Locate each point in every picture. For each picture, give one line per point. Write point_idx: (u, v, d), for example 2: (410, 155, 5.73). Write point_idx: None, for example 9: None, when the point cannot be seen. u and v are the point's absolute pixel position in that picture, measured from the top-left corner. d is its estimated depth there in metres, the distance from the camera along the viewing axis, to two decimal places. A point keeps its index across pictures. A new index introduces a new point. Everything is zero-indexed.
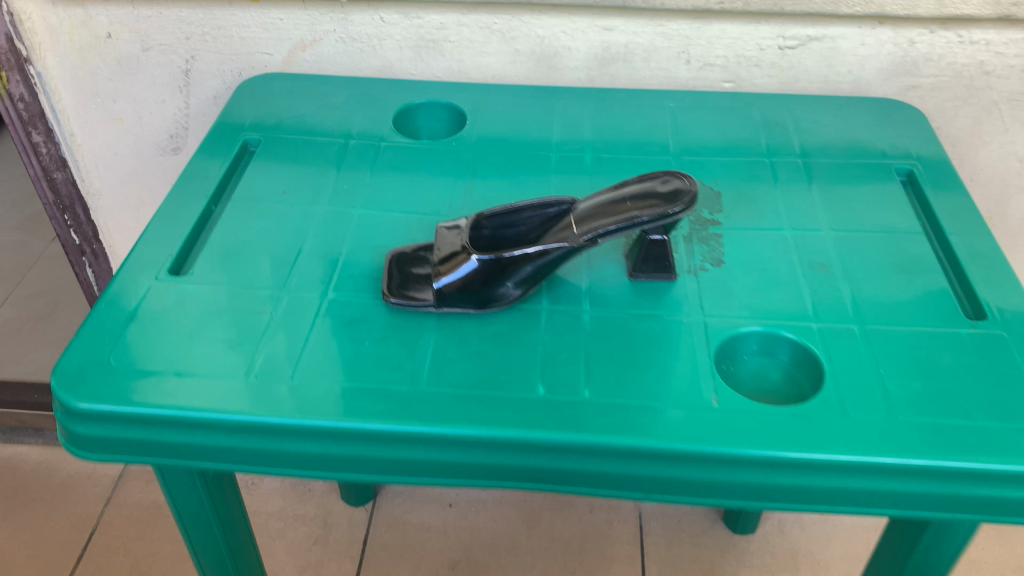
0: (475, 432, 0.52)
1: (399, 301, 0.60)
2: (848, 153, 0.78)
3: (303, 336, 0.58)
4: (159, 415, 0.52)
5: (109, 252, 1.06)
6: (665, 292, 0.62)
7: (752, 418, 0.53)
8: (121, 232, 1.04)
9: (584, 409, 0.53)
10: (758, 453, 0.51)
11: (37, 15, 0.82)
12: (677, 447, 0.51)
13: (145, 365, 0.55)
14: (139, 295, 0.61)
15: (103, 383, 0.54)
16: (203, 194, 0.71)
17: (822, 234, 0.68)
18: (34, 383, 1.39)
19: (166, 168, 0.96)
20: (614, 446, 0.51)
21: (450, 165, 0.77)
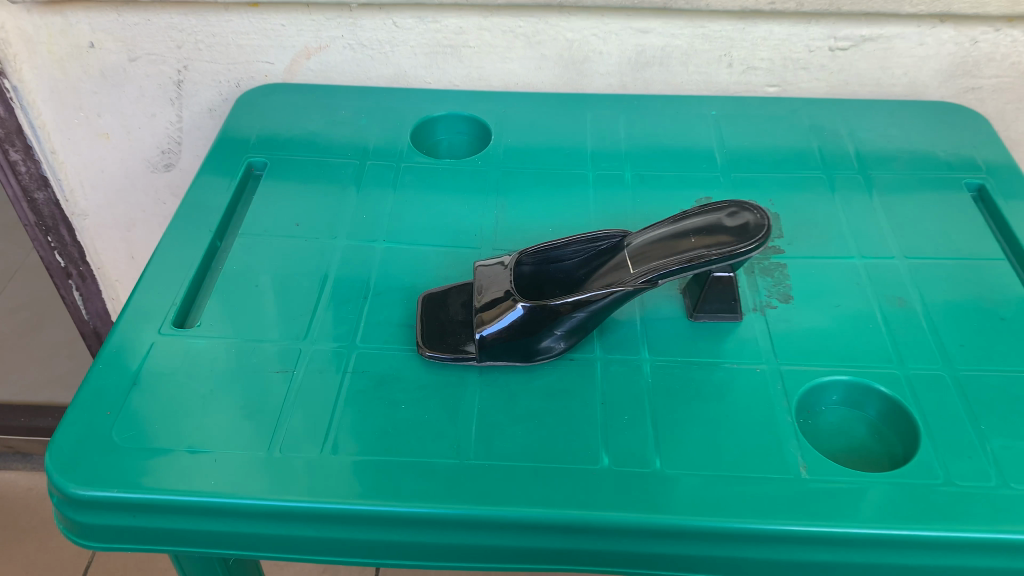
0: (536, 515, 0.45)
1: (437, 355, 0.53)
2: (910, 165, 0.71)
3: (331, 400, 0.51)
4: (171, 502, 0.46)
5: (98, 274, 0.99)
6: (731, 335, 0.56)
7: (847, 489, 0.47)
8: (110, 253, 0.97)
9: (655, 482, 0.47)
10: (859, 532, 0.45)
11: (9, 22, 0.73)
12: (767, 527, 0.45)
13: (152, 440, 0.48)
14: (141, 352, 0.54)
15: (105, 465, 0.47)
16: (207, 229, 0.64)
17: (895, 262, 0.62)
18: (22, 405, 1.32)
19: (159, 186, 0.89)
20: (695, 527, 0.45)
21: (478, 187, 0.70)
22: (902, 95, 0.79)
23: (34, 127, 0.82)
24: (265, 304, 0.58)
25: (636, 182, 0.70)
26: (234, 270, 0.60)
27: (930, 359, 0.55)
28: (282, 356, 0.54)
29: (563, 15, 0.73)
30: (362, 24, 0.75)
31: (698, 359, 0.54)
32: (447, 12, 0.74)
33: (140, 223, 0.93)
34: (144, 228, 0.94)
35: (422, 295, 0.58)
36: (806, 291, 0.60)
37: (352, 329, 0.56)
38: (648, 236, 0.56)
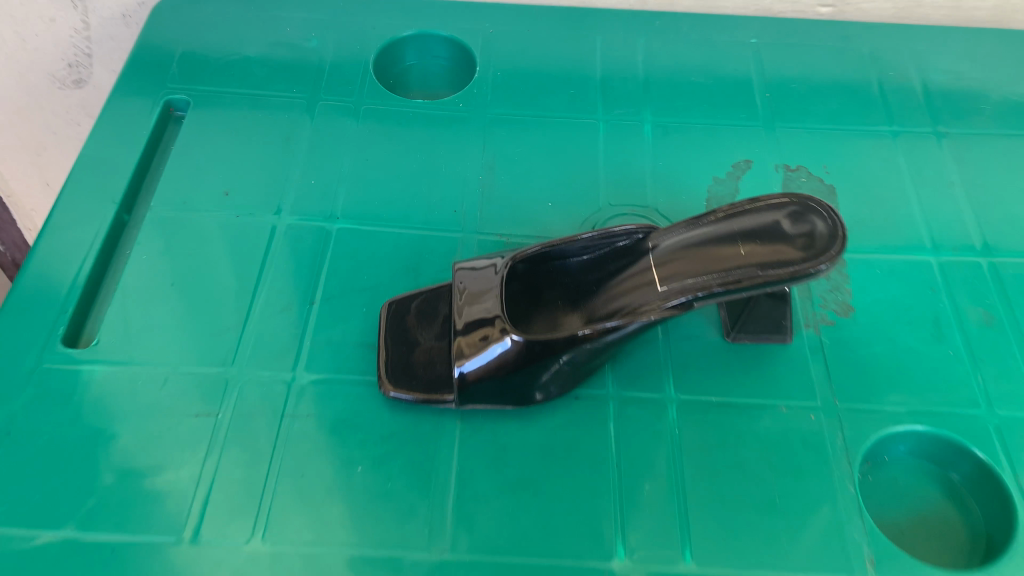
0: None
1: (402, 393, 0.41)
2: (995, 116, 0.58)
3: (265, 461, 0.40)
4: None
5: (12, 204, 0.85)
6: (778, 362, 0.44)
7: None
8: (21, 179, 0.81)
9: None
10: None
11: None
12: None
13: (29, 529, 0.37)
14: (16, 391, 0.41)
15: None
16: (108, 199, 0.50)
17: (980, 258, 0.50)
18: None
19: (69, 103, 0.73)
20: None
21: (459, 136, 0.55)
22: (984, 22, 0.64)
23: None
24: (181, 311, 0.45)
25: (658, 137, 0.56)
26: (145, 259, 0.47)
27: None
28: (202, 391, 0.42)
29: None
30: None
31: (738, 398, 0.43)
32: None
33: (51, 146, 0.77)
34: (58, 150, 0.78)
35: (386, 302, 0.45)
36: (869, 292, 0.48)
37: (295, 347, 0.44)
38: (684, 235, 0.43)
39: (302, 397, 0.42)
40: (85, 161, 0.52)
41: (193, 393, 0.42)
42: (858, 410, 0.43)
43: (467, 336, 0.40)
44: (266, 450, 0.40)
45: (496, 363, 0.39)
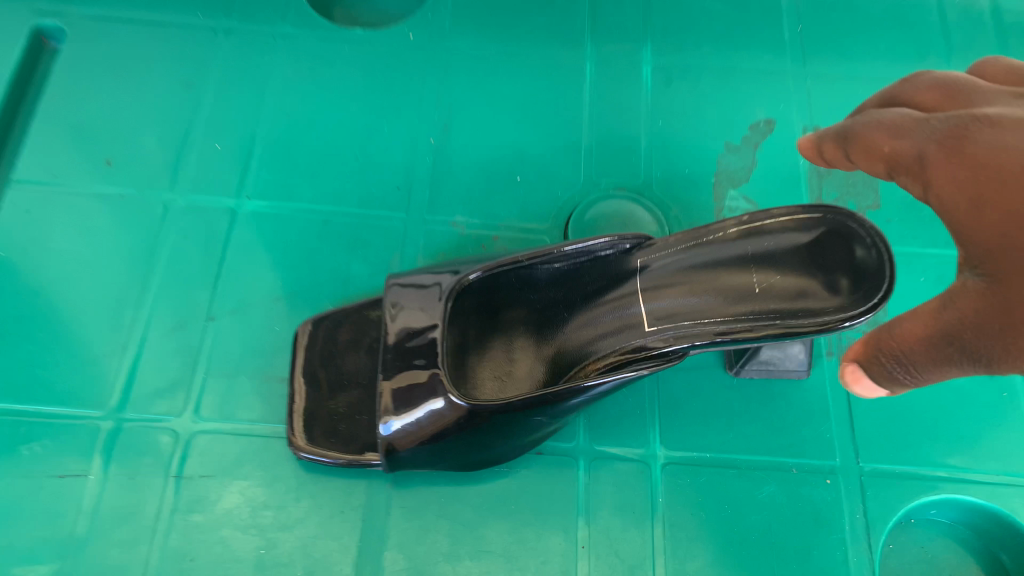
0: None
1: (327, 455, 0.34)
2: None
3: (142, 527, 0.35)
4: None
5: None
6: (791, 407, 0.39)
7: None
8: None
9: None
10: None
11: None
12: None
13: None
14: None
15: None
16: None
17: None
18: None
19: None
20: None
21: (416, 86, 0.47)
22: None
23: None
24: (57, 322, 0.39)
25: (650, 112, 0.48)
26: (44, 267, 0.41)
27: None
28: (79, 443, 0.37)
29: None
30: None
31: (743, 458, 0.38)
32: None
33: None
34: None
35: (308, 324, 0.37)
36: (890, 314, 0.42)
37: (222, 383, 0.38)
38: (691, 250, 0.34)
39: (229, 444, 0.37)
40: None
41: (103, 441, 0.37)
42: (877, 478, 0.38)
43: (391, 380, 0.32)
44: (150, 524, 0.35)
45: (433, 428, 0.31)
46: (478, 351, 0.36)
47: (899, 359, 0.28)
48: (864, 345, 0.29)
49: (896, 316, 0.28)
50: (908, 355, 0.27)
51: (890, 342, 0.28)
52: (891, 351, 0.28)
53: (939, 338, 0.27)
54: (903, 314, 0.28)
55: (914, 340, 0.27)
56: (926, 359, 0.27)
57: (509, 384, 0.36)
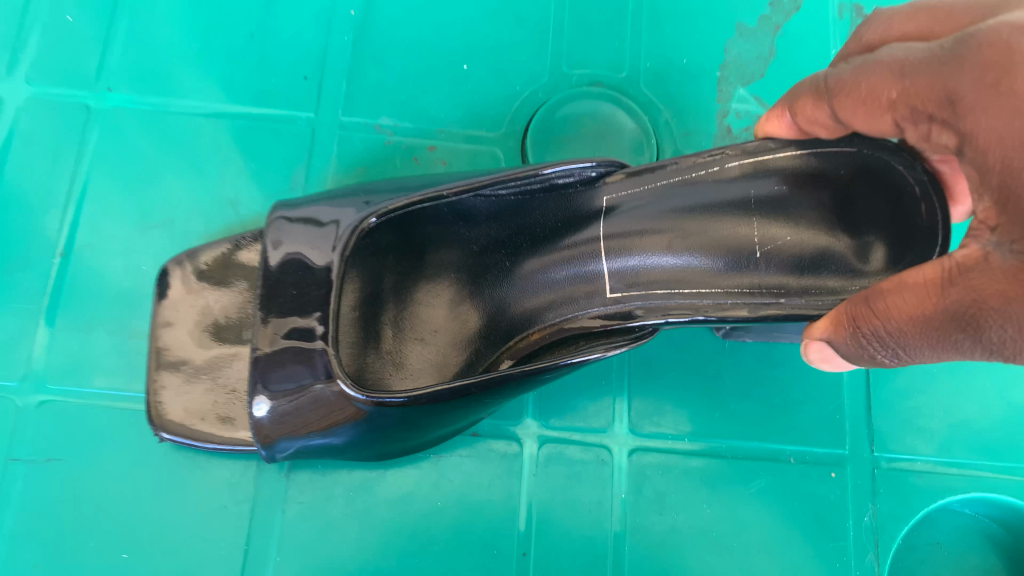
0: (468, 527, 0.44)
1: (211, 440, 0.41)
2: None
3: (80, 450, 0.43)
4: None
5: None
6: (761, 381, 0.48)
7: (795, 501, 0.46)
8: None
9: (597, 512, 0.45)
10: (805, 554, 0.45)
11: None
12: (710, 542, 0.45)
13: None
14: None
15: None
16: None
17: None
18: None
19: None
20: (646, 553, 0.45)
21: None
22: None
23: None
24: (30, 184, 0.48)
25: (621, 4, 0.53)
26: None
27: None
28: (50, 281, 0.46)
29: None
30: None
31: (725, 447, 0.46)
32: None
33: None
34: None
35: (274, 210, 0.36)
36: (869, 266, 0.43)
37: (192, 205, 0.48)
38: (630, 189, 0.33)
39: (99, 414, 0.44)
40: None
41: (59, 415, 0.44)
42: None
43: (277, 321, 0.33)
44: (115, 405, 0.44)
45: (328, 419, 0.33)
46: (392, 325, 0.40)
47: (874, 334, 0.31)
48: (832, 315, 0.33)
49: (879, 290, 0.31)
50: (893, 330, 0.30)
51: (868, 319, 0.31)
52: (868, 327, 0.31)
53: (928, 316, 0.29)
54: (886, 289, 0.31)
55: (903, 318, 0.30)
56: (919, 335, 0.30)
57: (409, 373, 0.40)
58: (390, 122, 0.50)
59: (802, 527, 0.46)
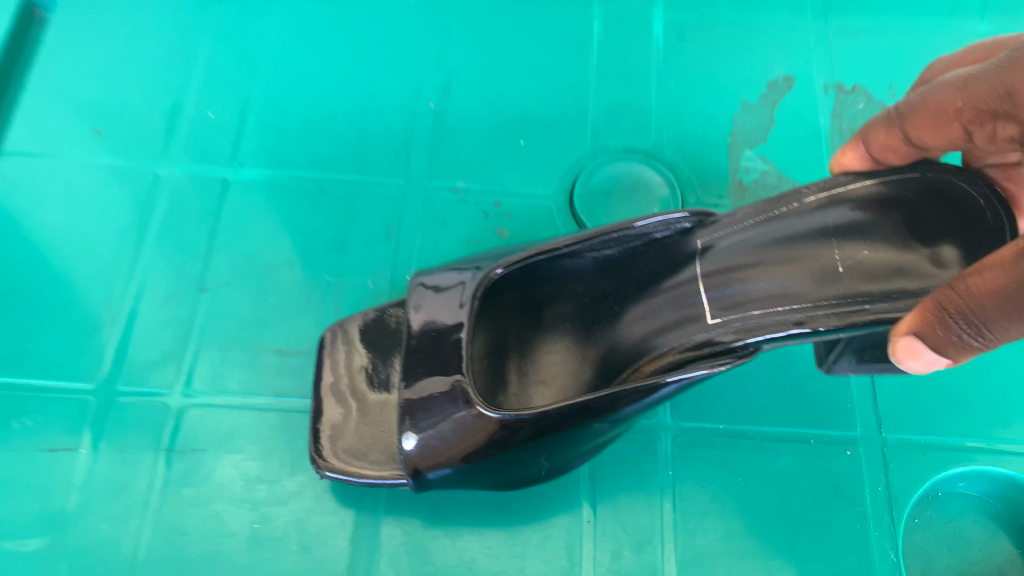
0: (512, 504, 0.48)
1: (376, 474, 0.44)
2: None
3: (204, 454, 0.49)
4: None
5: None
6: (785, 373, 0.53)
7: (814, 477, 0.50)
8: None
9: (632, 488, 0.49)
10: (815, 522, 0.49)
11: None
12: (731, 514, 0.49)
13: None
14: None
15: None
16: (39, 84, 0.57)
17: None
18: None
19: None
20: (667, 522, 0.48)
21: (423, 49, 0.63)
22: None
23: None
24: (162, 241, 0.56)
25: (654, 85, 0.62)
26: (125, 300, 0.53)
27: None
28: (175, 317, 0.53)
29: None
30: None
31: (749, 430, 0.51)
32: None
33: None
34: None
35: (416, 280, 0.44)
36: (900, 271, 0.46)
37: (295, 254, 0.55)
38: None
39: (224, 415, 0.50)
40: None
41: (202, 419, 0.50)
42: None
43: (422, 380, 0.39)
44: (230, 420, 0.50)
45: (470, 444, 0.38)
46: (518, 372, 0.46)
47: (963, 315, 0.32)
48: (920, 308, 0.34)
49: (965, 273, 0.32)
50: (980, 311, 0.31)
51: (957, 302, 0.32)
52: (957, 309, 0.32)
53: (1014, 290, 0.30)
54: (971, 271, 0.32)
55: (991, 294, 0.31)
56: (1004, 311, 0.30)
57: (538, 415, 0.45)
58: (464, 185, 0.58)
59: (817, 500, 0.49)
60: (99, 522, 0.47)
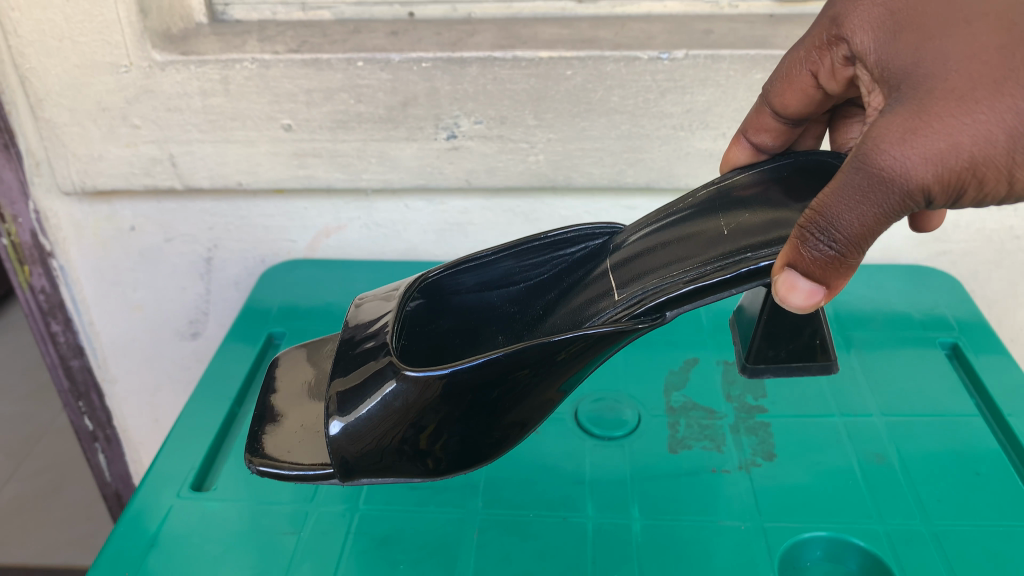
0: None
1: None
2: (888, 327, 0.74)
3: None
4: None
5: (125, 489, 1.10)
6: None
7: None
8: (148, 448, 1.05)
9: None
10: None
11: (26, 22, 0.68)
12: None
13: (171, 526, 0.57)
14: (187, 462, 0.62)
15: None
16: (226, 396, 0.69)
17: (873, 419, 0.64)
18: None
19: (177, 321, 0.93)
20: None
21: None
22: (880, 259, 0.87)
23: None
24: None
25: None
26: (264, 515, 0.57)
27: (909, 513, 0.56)
28: None
29: (577, 169, 0.76)
30: (407, 169, 0.76)
31: None
32: (487, 142, 0.74)
33: (165, 389, 0.98)
34: (168, 391, 0.99)
35: None
36: (801, 416, 0.65)
37: None
38: (644, 237, 0.57)
39: None
40: (212, 379, 0.71)
41: None
42: (776, 523, 0.55)
43: None
44: None
45: None
46: None
47: (976, 183, 0.39)
48: (970, 201, 0.40)
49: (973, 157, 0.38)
50: (977, 178, 0.39)
51: (972, 181, 0.39)
52: (970, 178, 0.39)
53: (955, 163, 0.38)
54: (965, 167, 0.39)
55: (960, 170, 0.38)
56: (969, 168, 0.38)
57: None
58: None
59: None
60: (256, 567, 0.53)
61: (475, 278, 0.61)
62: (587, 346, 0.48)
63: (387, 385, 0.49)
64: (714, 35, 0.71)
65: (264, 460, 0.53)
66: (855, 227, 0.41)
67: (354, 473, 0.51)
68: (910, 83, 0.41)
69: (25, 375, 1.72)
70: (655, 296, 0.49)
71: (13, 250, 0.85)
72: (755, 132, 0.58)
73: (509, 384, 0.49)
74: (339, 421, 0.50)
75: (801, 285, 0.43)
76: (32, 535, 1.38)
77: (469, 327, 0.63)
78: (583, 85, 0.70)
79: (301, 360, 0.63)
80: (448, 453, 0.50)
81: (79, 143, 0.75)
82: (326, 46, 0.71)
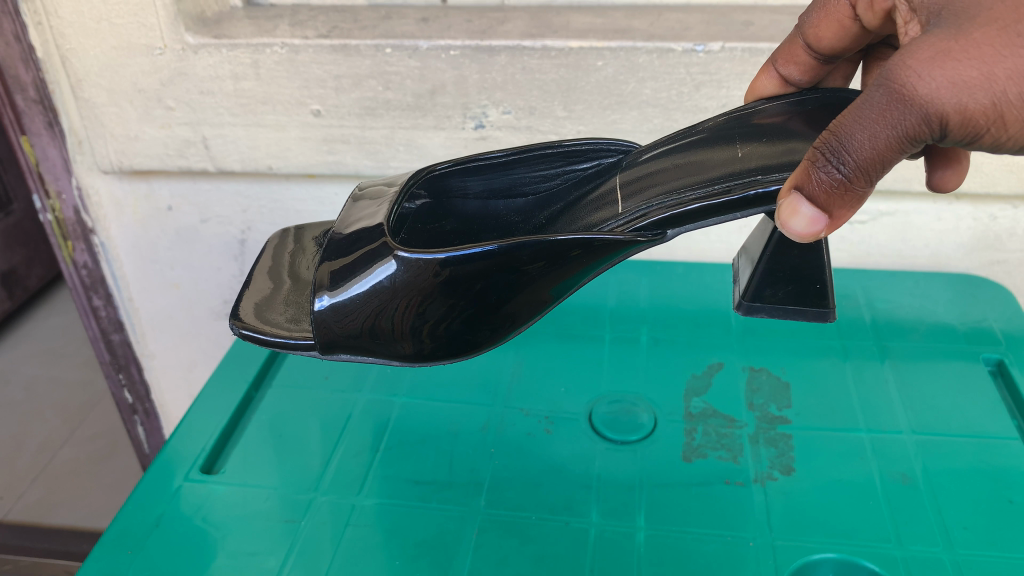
0: None
1: None
2: (929, 340, 0.71)
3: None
4: None
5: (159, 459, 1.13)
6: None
7: None
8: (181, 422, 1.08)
9: None
10: None
11: (66, 4, 0.69)
12: None
13: (176, 506, 0.58)
14: (198, 445, 0.64)
15: (135, 562, 0.54)
16: (245, 379, 0.71)
17: (902, 437, 0.61)
18: None
19: (212, 301, 0.94)
20: None
21: None
22: (927, 265, 0.83)
23: (36, 61, 0.73)
24: None
25: None
26: (265, 500, 0.58)
27: (930, 539, 0.53)
28: None
29: None
30: (435, 158, 0.76)
31: None
32: (516, 133, 0.73)
33: (200, 364, 1.01)
34: (203, 368, 1.01)
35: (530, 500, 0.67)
36: (823, 428, 0.62)
37: None
38: (655, 158, 0.52)
39: None
40: (234, 361, 0.73)
41: None
42: (788, 542, 0.53)
43: None
44: None
45: None
46: None
47: (1000, 126, 0.37)
48: (988, 146, 0.38)
49: (1006, 95, 0.36)
50: (1002, 119, 0.37)
51: (996, 125, 0.37)
52: (996, 118, 0.37)
53: (990, 98, 0.36)
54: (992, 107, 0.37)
55: (990, 107, 0.37)
56: (1001, 107, 0.36)
57: None
58: None
59: None
60: (251, 552, 0.54)
61: (483, 184, 0.56)
62: (588, 253, 0.45)
63: (382, 264, 0.45)
64: (754, 27, 0.68)
65: (248, 325, 0.48)
66: (867, 150, 0.38)
67: (334, 347, 0.46)
68: (953, 9, 0.39)
69: (85, 344, 1.78)
70: (660, 212, 0.46)
71: (57, 225, 0.87)
72: (783, 62, 0.53)
73: (509, 277, 0.44)
74: (328, 296, 0.45)
75: (803, 211, 0.39)
76: (82, 498, 1.43)
77: (470, 233, 0.56)
78: (615, 76, 0.68)
79: (288, 244, 0.58)
80: (447, 340, 0.45)
81: (116, 123, 0.76)
82: (356, 32, 0.71)
